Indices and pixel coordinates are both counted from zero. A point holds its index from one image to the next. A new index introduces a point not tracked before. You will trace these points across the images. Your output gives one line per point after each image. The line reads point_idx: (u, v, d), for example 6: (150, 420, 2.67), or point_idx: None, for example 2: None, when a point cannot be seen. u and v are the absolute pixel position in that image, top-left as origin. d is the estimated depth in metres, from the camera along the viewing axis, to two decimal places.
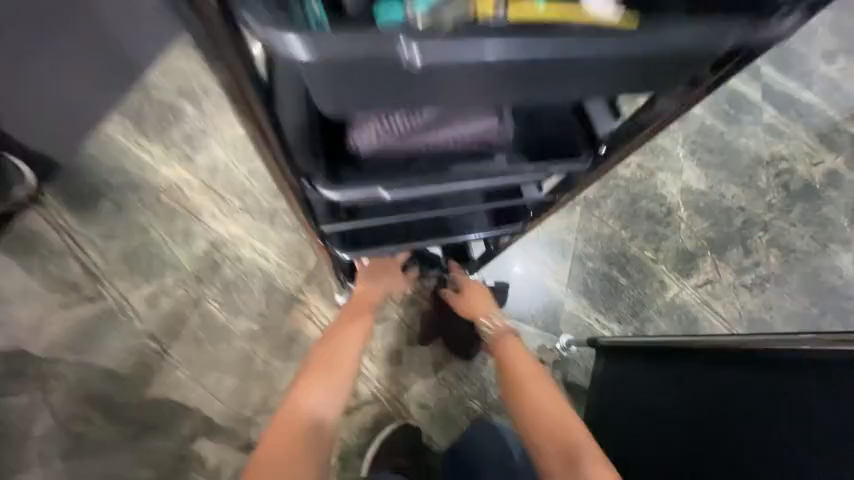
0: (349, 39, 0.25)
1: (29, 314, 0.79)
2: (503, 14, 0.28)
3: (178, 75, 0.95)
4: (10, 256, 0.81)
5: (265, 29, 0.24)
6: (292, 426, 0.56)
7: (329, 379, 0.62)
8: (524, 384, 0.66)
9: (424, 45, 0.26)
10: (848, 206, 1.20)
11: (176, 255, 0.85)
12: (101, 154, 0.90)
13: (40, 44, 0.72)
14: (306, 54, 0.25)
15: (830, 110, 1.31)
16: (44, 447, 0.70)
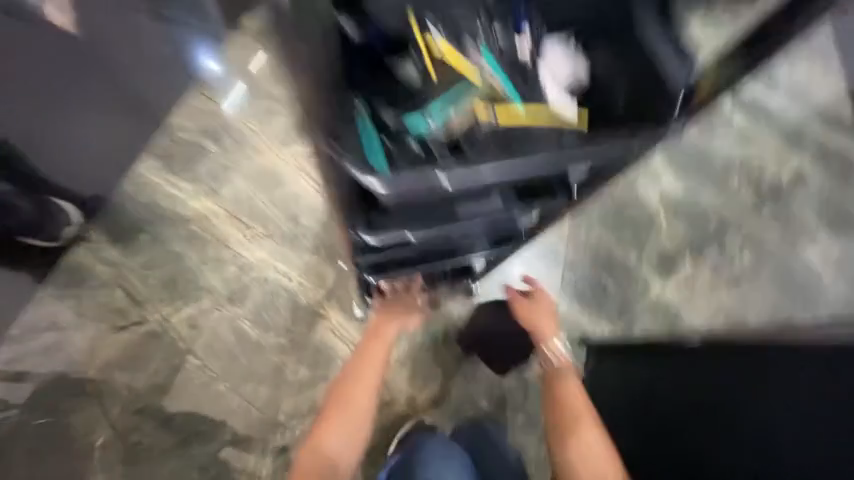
0: (410, 176, 0.45)
1: (82, 339, 0.87)
2: (493, 122, 0.52)
3: (200, 115, 1.04)
4: (61, 287, 0.90)
5: (370, 177, 0.45)
6: (317, 465, 0.66)
7: (346, 421, 0.70)
8: (570, 408, 0.75)
9: (452, 175, 0.46)
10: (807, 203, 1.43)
11: (210, 280, 0.95)
12: (136, 191, 1.00)
13: (74, 90, 0.80)
14: (385, 190, 0.45)
15: (784, 123, 1.55)
16: (105, 455, 0.83)
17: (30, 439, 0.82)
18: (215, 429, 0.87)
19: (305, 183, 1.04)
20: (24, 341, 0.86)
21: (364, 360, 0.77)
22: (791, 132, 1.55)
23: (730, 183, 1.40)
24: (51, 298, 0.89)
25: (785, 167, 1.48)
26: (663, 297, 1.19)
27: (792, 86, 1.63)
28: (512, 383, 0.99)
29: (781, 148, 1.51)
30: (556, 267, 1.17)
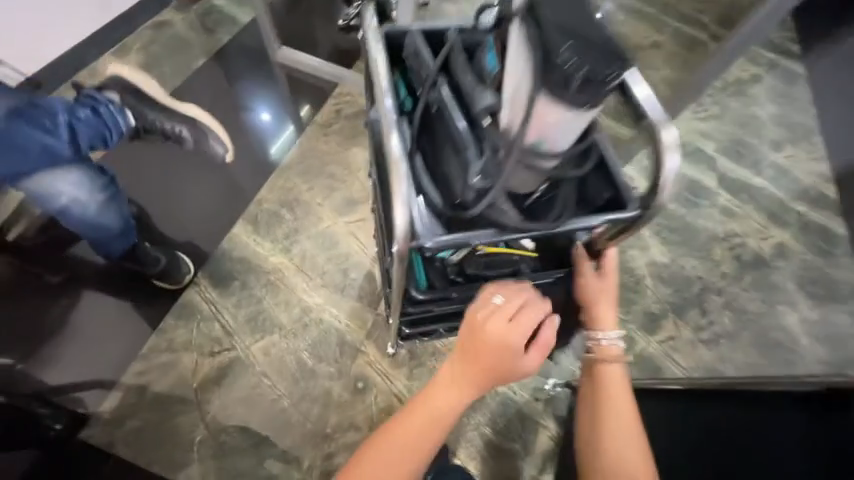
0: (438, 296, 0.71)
1: (189, 359, 1.19)
2: (481, 251, 0.74)
3: (281, 194, 1.44)
4: (177, 318, 1.23)
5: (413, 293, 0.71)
6: None
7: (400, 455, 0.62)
8: (611, 405, 0.69)
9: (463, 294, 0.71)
10: (788, 272, 1.61)
11: (281, 318, 1.25)
12: (232, 247, 1.34)
13: (198, 178, 1.45)
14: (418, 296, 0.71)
15: (765, 199, 1.77)
16: (200, 449, 1.12)
17: (150, 431, 1.13)
18: (277, 436, 1.14)
19: (355, 245, 1.36)
20: (152, 357, 1.19)
21: (428, 395, 0.65)
22: (773, 207, 1.76)
23: (712, 252, 1.61)
24: (170, 326, 1.22)
25: (764, 239, 1.68)
26: (648, 352, 1.38)
27: (772, 166, 1.86)
28: (514, 417, 1.18)
29: (762, 222, 1.72)
30: None
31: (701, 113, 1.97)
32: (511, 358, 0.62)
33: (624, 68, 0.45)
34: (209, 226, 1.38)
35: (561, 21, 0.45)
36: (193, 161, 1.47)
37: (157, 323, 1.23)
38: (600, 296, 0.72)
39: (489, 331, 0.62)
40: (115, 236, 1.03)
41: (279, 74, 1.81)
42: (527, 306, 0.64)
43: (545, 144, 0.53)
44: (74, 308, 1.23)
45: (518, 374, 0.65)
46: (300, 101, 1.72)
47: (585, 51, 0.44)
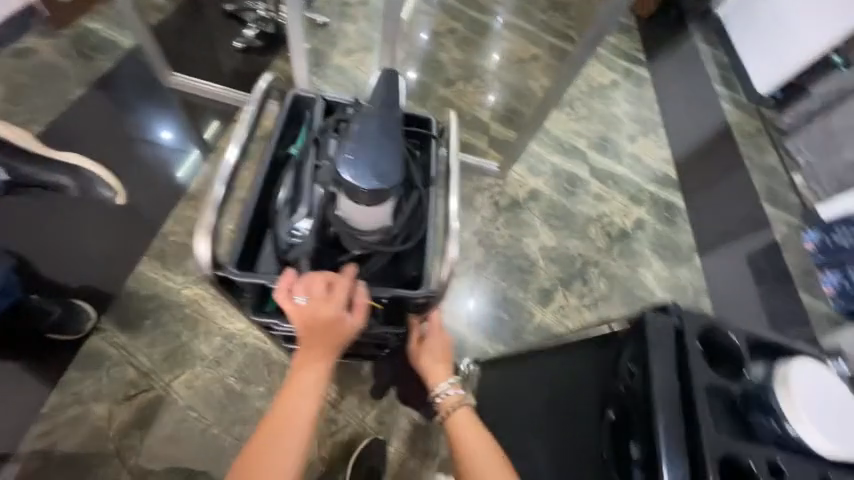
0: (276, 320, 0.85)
1: (102, 408, 1.14)
2: None
3: (188, 224, 1.43)
4: (82, 368, 1.17)
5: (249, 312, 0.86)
6: None
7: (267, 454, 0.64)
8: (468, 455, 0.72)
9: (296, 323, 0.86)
10: (646, 240, 2.00)
11: (202, 349, 1.25)
12: (139, 286, 1.30)
13: (89, 218, 1.37)
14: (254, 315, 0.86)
15: (628, 182, 2.16)
16: None
17: None
18: (210, 466, 1.14)
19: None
20: (58, 413, 1.12)
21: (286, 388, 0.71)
22: (632, 190, 2.14)
23: (588, 232, 1.94)
24: (75, 378, 1.16)
25: (628, 217, 2.05)
26: (544, 322, 1.64)
27: (630, 154, 2.26)
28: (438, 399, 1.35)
29: (625, 202, 2.09)
30: (467, 308, 1.61)
31: (573, 115, 2.33)
32: (333, 328, 0.72)
33: (395, 182, 0.74)
34: (109, 266, 1.32)
35: (360, 147, 0.75)
36: (78, 202, 1.38)
37: (60, 377, 1.16)
38: (426, 351, 0.94)
39: (308, 310, 0.72)
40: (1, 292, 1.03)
41: (174, 101, 1.76)
42: (337, 277, 0.75)
43: (356, 219, 0.78)
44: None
45: (348, 332, 0.74)
46: (200, 128, 1.70)
47: (367, 166, 0.73)
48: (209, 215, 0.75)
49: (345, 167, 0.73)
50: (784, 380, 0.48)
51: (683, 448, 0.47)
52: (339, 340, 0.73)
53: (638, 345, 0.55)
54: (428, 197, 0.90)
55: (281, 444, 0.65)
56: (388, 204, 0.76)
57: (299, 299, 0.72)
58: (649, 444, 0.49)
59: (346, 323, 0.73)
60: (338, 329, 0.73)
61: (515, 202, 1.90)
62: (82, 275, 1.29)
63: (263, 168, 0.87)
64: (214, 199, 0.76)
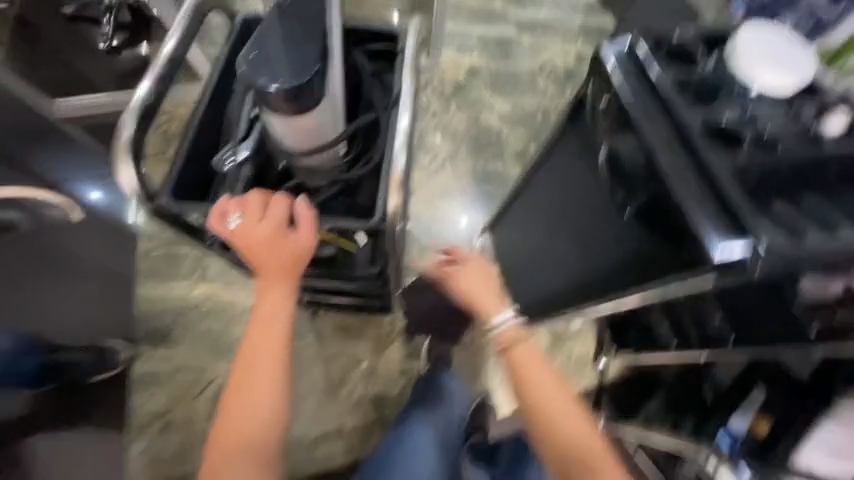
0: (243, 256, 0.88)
1: (181, 412, 1.21)
2: None
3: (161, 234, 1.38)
4: (143, 390, 1.23)
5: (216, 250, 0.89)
6: (230, 420, 0.70)
7: (250, 382, 0.71)
8: (537, 396, 0.77)
9: None
10: None
11: (238, 331, 1.28)
12: (150, 305, 1.30)
13: (48, 274, 1.28)
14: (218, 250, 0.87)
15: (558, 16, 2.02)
16: None
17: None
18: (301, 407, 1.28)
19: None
20: (144, 431, 1.20)
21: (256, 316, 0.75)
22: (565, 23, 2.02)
23: (537, 84, 1.90)
24: (144, 400, 1.22)
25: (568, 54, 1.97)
26: None
27: None
28: None
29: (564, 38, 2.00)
30: (458, 198, 1.65)
31: None
32: (275, 243, 0.73)
33: (311, 80, 0.68)
34: (93, 313, 1.27)
35: (274, 47, 0.68)
36: (27, 269, 1.27)
37: (126, 405, 1.22)
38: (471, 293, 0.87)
39: (245, 231, 0.72)
40: (13, 357, 1.09)
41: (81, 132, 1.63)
42: (272, 198, 0.75)
43: (289, 131, 0.75)
44: (37, 444, 1.19)
45: (293, 249, 0.74)
46: None
47: (279, 65, 0.67)
48: (127, 127, 0.72)
49: (251, 69, 0.67)
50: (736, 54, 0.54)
51: (672, 150, 0.52)
52: (288, 256, 0.74)
53: (601, 83, 0.61)
54: (385, 125, 0.87)
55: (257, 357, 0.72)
56: (314, 111, 0.72)
57: (232, 223, 0.72)
58: (650, 165, 0.53)
59: (289, 238, 0.73)
60: (282, 245, 0.73)
61: (459, 85, 1.85)
62: (68, 330, 1.25)
63: (204, 94, 0.85)
64: (138, 112, 0.73)
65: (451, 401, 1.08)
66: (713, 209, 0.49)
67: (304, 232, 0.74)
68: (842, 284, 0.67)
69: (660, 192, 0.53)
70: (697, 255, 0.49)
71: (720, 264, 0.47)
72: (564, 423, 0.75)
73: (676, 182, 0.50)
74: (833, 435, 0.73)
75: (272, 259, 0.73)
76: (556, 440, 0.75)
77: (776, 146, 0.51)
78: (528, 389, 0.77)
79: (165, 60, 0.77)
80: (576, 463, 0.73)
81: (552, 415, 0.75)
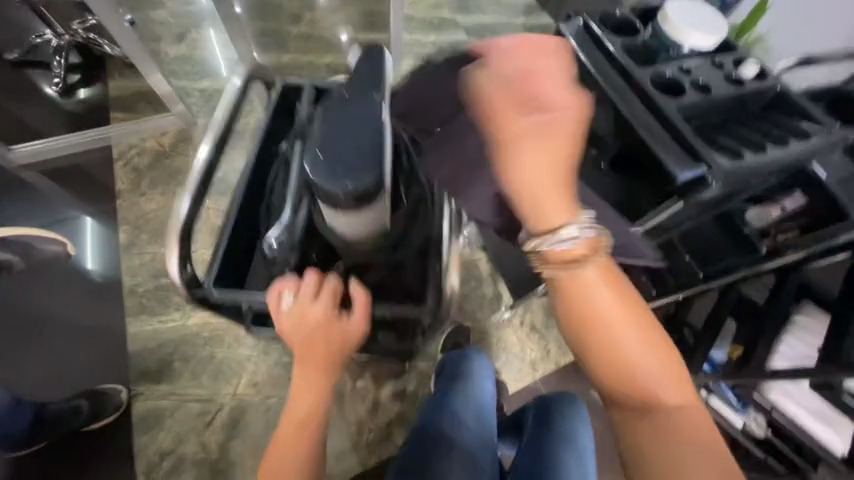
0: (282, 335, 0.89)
1: (191, 444, 1.17)
2: None
3: (148, 269, 1.38)
4: (147, 428, 1.18)
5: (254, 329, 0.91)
6: None
7: None
8: (606, 331, 0.48)
9: None
10: None
11: (242, 352, 1.27)
12: (144, 341, 1.28)
13: (40, 321, 1.30)
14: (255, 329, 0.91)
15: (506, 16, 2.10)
16: None
17: None
18: None
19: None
20: (156, 472, 1.15)
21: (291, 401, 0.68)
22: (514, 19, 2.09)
23: None
24: (150, 439, 1.17)
25: None
26: None
27: None
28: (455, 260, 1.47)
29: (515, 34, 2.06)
30: None
31: None
32: (323, 330, 0.70)
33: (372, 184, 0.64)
34: (88, 355, 1.27)
35: (334, 138, 0.66)
36: (20, 328, 1.29)
37: (132, 449, 1.17)
38: (536, 136, 0.53)
39: (300, 311, 0.69)
40: (7, 410, 1.02)
41: (42, 180, 1.58)
42: (327, 278, 0.72)
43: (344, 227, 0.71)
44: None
45: (347, 334, 0.71)
46: (88, 188, 1.56)
47: (343, 167, 0.64)
48: (181, 208, 0.70)
49: (316, 171, 0.64)
50: (678, 32, 0.61)
51: (677, 146, 0.57)
52: (339, 344, 0.71)
53: (566, 55, 0.68)
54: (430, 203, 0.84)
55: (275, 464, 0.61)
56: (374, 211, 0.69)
57: (285, 302, 0.70)
58: (650, 162, 0.59)
59: (341, 325, 0.71)
60: (330, 333, 0.70)
61: None
62: (67, 375, 1.24)
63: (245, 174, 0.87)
64: (191, 196, 0.71)
65: (478, 394, 0.90)
66: (673, 143, 0.57)
67: (358, 319, 0.72)
68: (778, 206, 0.77)
69: (627, 134, 0.60)
70: (686, 189, 0.57)
71: (684, 183, 0.56)
72: (641, 369, 0.48)
73: (646, 133, 0.58)
74: (792, 344, 0.88)
75: (323, 341, 0.70)
76: (628, 389, 0.49)
77: (709, 90, 0.61)
78: (592, 321, 0.49)
79: (211, 143, 0.73)
80: (650, 421, 0.48)
81: (624, 357, 0.48)
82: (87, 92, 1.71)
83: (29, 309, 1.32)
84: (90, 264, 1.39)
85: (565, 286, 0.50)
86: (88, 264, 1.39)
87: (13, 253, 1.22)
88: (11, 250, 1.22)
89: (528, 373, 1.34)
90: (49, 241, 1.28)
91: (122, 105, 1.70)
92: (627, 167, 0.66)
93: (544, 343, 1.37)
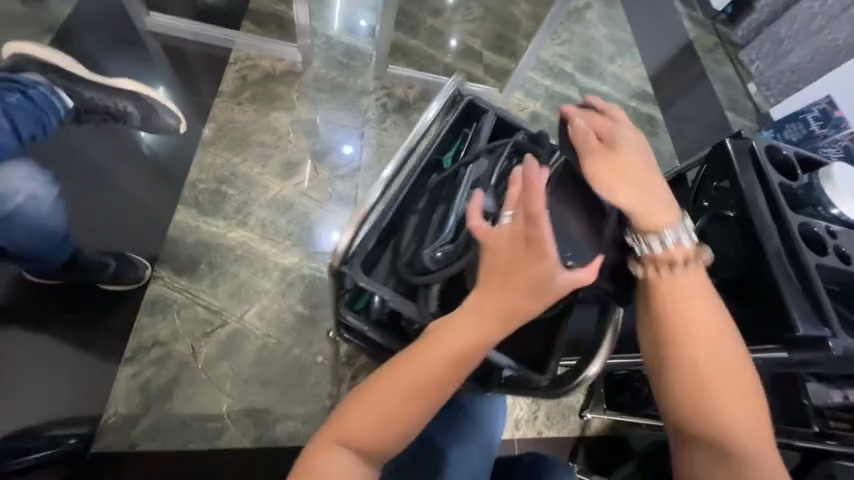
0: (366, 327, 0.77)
1: (183, 345, 1.21)
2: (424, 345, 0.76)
3: (214, 170, 1.44)
4: (152, 312, 1.22)
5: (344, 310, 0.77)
6: (370, 408, 0.51)
7: (399, 404, 0.51)
8: (684, 325, 0.55)
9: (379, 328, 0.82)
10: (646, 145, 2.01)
11: (263, 284, 1.30)
12: (182, 233, 1.33)
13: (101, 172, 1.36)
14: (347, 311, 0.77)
15: (630, 87, 2.02)
16: (230, 416, 1.17)
17: (168, 421, 1.15)
18: (297, 383, 1.22)
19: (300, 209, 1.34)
20: (142, 356, 1.18)
21: (444, 331, 0.53)
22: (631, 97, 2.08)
23: None
24: (149, 322, 1.21)
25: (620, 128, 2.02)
26: None
27: (634, 54, 2.08)
28: None
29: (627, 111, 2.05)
30: None
31: (560, 36, 2.09)
32: (529, 262, 0.50)
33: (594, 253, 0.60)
34: (129, 222, 1.32)
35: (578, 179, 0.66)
36: (71, 174, 1.34)
37: (132, 325, 1.21)
38: (613, 152, 0.60)
39: (518, 233, 0.50)
40: (58, 242, 1.03)
41: (158, 51, 1.66)
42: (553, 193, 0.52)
43: None
44: (33, 338, 1.16)
45: (554, 284, 0.50)
46: (192, 76, 1.64)
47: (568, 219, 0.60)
48: (372, 198, 0.68)
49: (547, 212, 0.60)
50: (835, 190, 0.62)
51: (804, 303, 0.58)
52: (539, 298, 0.51)
53: (714, 169, 0.71)
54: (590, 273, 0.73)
55: (395, 403, 0.51)
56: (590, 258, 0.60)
57: (503, 220, 0.52)
58: (776, 304, 0.59)
59: (554, 279, 0.50)
60: (540, 275, 0.50)
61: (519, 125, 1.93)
62: (99, 231, 1.29)
63: (416, 169, 0.77)
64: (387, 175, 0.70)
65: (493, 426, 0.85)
66: (802, 297, 0.58)
67: (577, 277, 0.51)
68: (842, 392, 0.76)
69: (756, 265, 0.61)
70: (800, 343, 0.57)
71: (803, 336, 0.56)
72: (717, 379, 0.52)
73: (778, 275, 0.59)
74: None
75: (533, 279, 0.50)
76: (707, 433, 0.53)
77: (848, 260, 0.61)
78: (675, 313, 0.55)
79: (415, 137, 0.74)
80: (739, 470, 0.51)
81: (701, 372, 0.53)
82: None
83: (83, 158, 1.36)
84: (143, 133, 1.43)
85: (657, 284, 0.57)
86: (142, 133, 1.42)
87: (136, 107, 1.24)
88: (135, 103, 1.23)
89: (508, 427, 1.31)
90: (168, 112, 1.28)
91: (256, 19, 1.77)
92: (736, 294, 0.64)
93: (534, 408, 1.35)
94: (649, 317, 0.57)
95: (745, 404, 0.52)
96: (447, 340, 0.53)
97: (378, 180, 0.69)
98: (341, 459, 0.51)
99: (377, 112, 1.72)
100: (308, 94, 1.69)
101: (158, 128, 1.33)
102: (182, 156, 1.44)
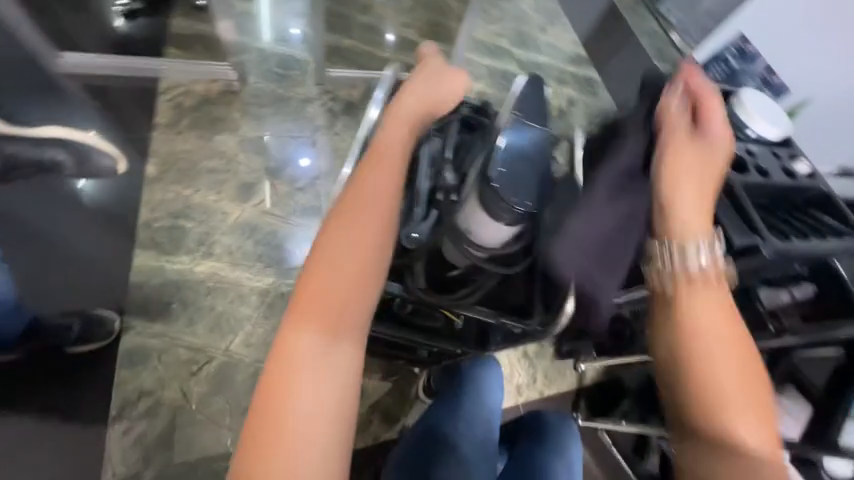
0: None
1: (171, 390, 1.17)
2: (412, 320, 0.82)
3: (167, 206, 1.38)
4: (130, 364, 1.17)
5: None
6: (332, 233, 0.58)
7: (348, 218, 0.59)
8: (696, 330, 0.53)
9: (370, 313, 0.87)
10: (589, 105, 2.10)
11: (243, 311, 1.27)
12: (146, 278, 1.27)
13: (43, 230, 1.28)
14: None
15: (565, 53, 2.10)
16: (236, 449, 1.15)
17: (171, 469, 1.11)
18: None
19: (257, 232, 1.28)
20: (129, 412, 1.13)
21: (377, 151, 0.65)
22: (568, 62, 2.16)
23: None
24: (130, 375, 1.16)
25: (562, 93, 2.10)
26: None
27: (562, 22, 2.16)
28: None
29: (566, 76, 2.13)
30: None
31: (490, 15, 2.13)
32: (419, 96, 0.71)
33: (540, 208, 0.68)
34: (84, 277, 1.25)
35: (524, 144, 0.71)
36: (11, 239, 1.25)
37: (111, 381, 1.15)
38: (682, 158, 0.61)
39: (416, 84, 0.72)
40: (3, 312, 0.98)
41: (79, 93, 1.56)
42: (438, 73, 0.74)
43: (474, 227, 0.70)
44: (6, 418, 1.09)
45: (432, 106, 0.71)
46: (123, 112, 1.55)
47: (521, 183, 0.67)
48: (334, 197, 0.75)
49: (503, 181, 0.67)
50: (741, 106, 0.71)
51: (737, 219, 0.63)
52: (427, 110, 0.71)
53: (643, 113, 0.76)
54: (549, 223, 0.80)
55: (345, 222, 0.58)
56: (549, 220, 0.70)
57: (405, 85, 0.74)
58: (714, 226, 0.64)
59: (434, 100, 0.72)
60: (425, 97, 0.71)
61: None
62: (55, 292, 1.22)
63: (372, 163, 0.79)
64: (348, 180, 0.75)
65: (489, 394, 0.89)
66: (734, 214, 0.64)
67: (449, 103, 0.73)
68: (789, 293, 0.85)
69: None
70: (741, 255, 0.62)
71: (740, 247, 0.62)
72: (733, 404, 0.50)
73: (712, 199, 0.65)
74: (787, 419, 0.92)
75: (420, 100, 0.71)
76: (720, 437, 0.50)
77: (768, 175, 0.68)
78: (692, 314, 0.54)
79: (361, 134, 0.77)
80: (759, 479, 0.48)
81: (713, 378, 0.51)
82: (145, 20, 1.71)
83: (17, 220, 1.28)
84: (81, 181, 1.34)
85: (674, 296, 0.55)
86: (80, 181, 1.34)
87: (68, 154, 1.16)
88: (68, 150, 1.16)
89: (512, 395, 1.37)
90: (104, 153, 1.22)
91: (180, 43, 1.69)
92: None
93: (532, 371, 1.41)
94: (665, 329, 0.55)
95: (756, 403, 0.50)
96: (379, 157, 0.64)
97: (341, 182, 0.77)
98: (306, 307, 0.54)
99: (325, 118, 1.69)
100: (251, 111, 1.64)
101: (97, 170, 1.26)
102: (129, 198, 1.37)
